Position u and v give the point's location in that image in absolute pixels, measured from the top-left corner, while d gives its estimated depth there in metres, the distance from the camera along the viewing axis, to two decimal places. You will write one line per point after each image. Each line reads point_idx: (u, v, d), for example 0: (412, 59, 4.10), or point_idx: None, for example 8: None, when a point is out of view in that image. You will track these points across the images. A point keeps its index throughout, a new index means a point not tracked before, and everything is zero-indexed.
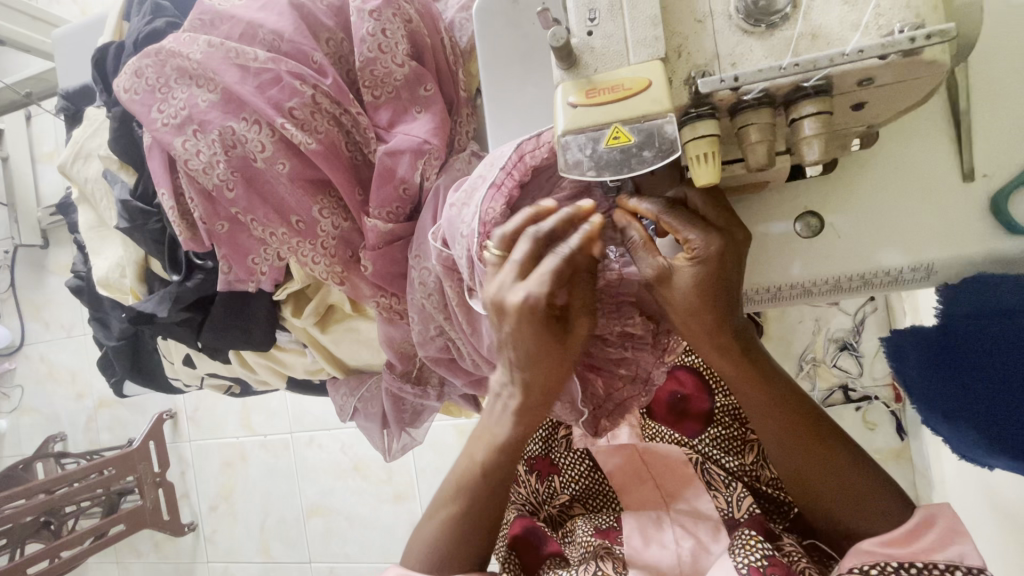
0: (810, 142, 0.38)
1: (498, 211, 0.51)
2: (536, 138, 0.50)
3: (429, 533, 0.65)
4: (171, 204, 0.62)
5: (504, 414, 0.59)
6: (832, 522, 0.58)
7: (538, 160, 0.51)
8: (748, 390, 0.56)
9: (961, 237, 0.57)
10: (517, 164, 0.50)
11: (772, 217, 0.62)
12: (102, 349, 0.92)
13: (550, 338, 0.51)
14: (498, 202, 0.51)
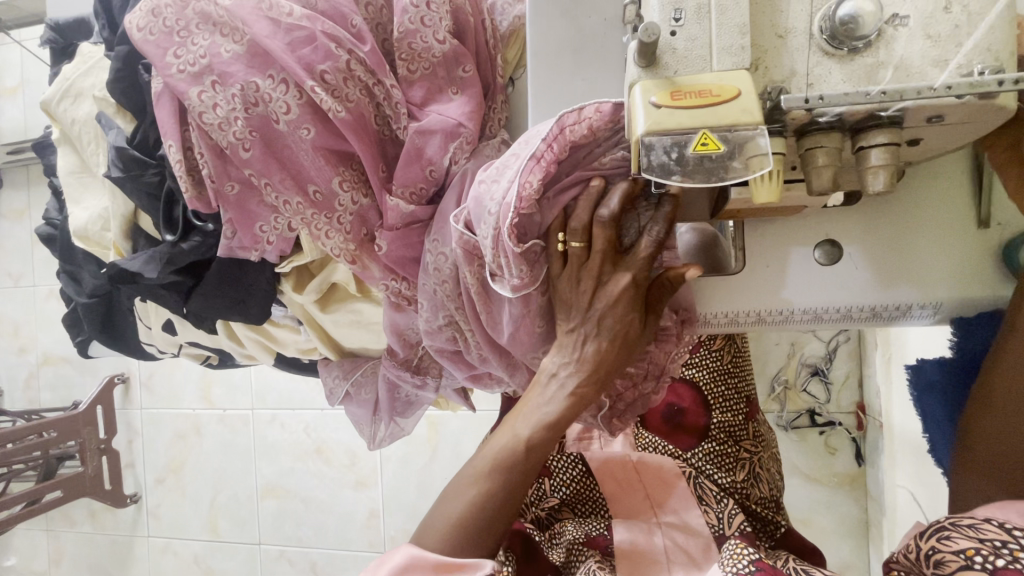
0: (876, 172, 0.38)
1: (536, 185, 0.47)
2: (578, 111, 0.47)
3: (430, 514, 0.59)
4: (177, 157, 0.57)
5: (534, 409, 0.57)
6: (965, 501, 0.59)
7: (578, 136, 0.47)
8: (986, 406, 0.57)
9: (970, 280, 0.60)
10: (556, 137, 0.47)
11: (793, 241, 0.62)
12: (70, 304, 0.85)
13: None
14: (536, 175, 0.47)
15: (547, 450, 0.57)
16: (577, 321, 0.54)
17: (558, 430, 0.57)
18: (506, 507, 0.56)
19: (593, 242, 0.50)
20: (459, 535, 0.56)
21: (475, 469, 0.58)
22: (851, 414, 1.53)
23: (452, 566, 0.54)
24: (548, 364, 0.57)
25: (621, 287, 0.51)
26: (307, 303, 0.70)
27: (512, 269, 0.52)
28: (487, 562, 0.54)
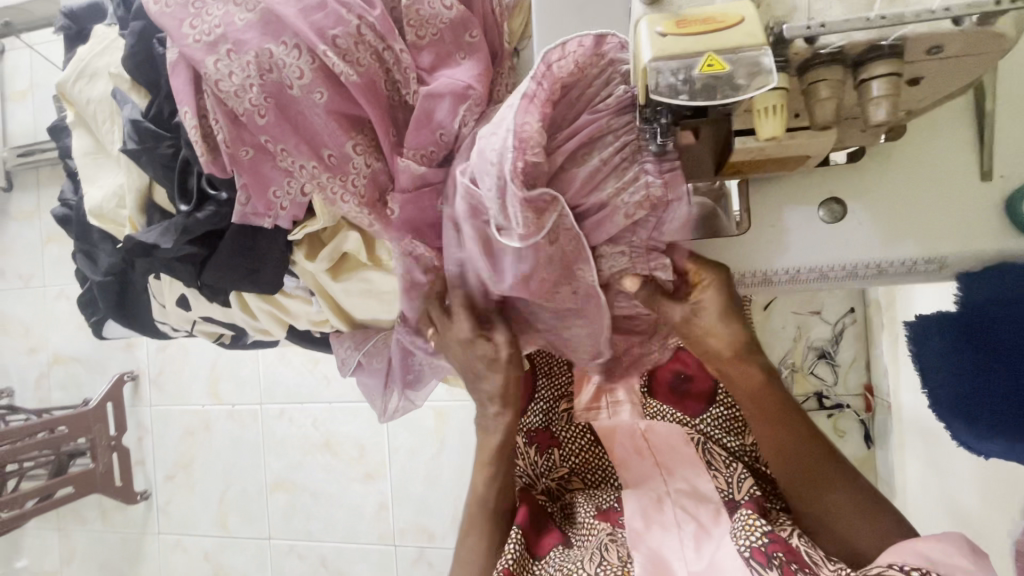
0: (878, 103, 0.39)
1: (534, 124, 0.48)
2: (561, 48, 0.48)
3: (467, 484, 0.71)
4: (193, 123, 0.59)
5: None
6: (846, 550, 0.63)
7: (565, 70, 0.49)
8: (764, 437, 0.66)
9: (978, 232, 0.59)
10: (545, 75, 0.48)
11: (797, 200, 0.63)
12: (85, 284, 0.86)
13: None
14: (533, 114, 0.48)
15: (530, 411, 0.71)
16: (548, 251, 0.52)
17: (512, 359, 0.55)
18: None
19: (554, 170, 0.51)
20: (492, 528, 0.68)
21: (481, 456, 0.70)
22: (858, 396, 1.52)
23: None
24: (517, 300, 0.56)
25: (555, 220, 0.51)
26: (319, 272, 0.71)
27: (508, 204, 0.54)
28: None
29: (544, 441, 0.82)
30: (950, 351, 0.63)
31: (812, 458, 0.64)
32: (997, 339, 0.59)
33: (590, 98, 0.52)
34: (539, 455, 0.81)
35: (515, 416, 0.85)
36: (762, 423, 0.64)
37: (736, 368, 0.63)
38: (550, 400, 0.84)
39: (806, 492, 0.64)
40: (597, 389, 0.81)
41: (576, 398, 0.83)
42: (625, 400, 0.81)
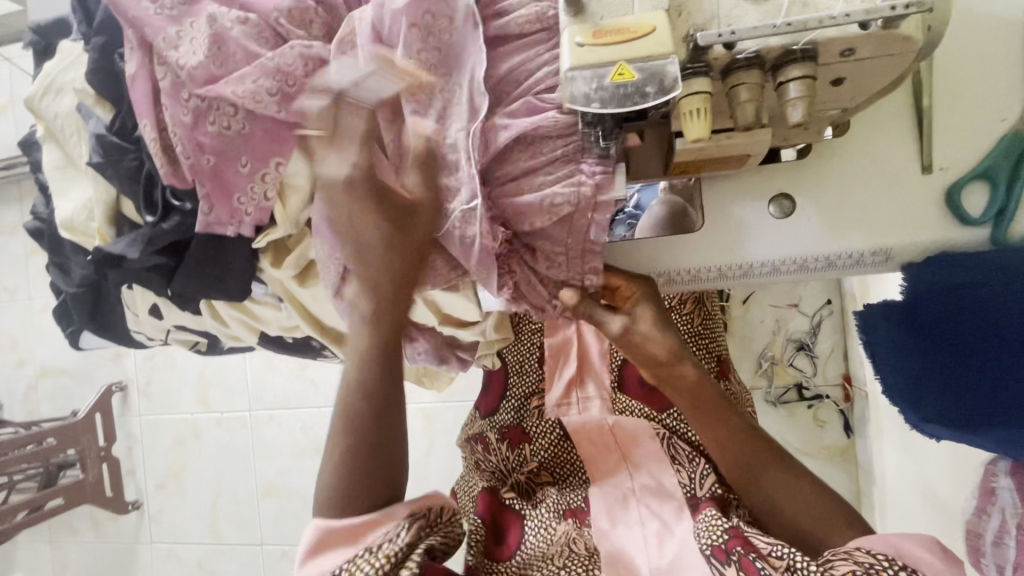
0: (795, 103, 0.40)
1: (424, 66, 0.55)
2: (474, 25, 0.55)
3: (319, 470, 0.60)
4: (153, 134, 0.60)
5: None
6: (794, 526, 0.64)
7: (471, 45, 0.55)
8: (715, 423, 0.68)
9: (918, 225, 0.62)
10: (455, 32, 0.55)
11: (748, 197, 0.65)
12: (59, 296, 0.87)
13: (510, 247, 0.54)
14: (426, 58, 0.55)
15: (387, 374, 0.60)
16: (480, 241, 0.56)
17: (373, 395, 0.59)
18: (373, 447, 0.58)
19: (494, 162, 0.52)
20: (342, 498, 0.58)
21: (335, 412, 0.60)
22: (837, 386, 1.55)
23: (366, 525, 0.57)
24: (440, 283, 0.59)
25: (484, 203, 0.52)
26: (286, 278, 0.72)
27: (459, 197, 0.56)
28: (401, 507, 0.59)
29: (516, 437, 0.83)
30: (893, 337, 0.62)
31: (736, 439, 0.67)
32: (939, 324, 0.59)
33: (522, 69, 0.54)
34: (510, 451, 0.82)
35: (487, 414, 0.89)
36: (698, 417, 0.69)
37: (666, 370, 0.68)
38: (523, 397, 0.86)
39: (747, 482, 0.67)
40: (568, 382, 0.86)
41: (548, 395, 0.86)
42: (594, 396, 0.86)
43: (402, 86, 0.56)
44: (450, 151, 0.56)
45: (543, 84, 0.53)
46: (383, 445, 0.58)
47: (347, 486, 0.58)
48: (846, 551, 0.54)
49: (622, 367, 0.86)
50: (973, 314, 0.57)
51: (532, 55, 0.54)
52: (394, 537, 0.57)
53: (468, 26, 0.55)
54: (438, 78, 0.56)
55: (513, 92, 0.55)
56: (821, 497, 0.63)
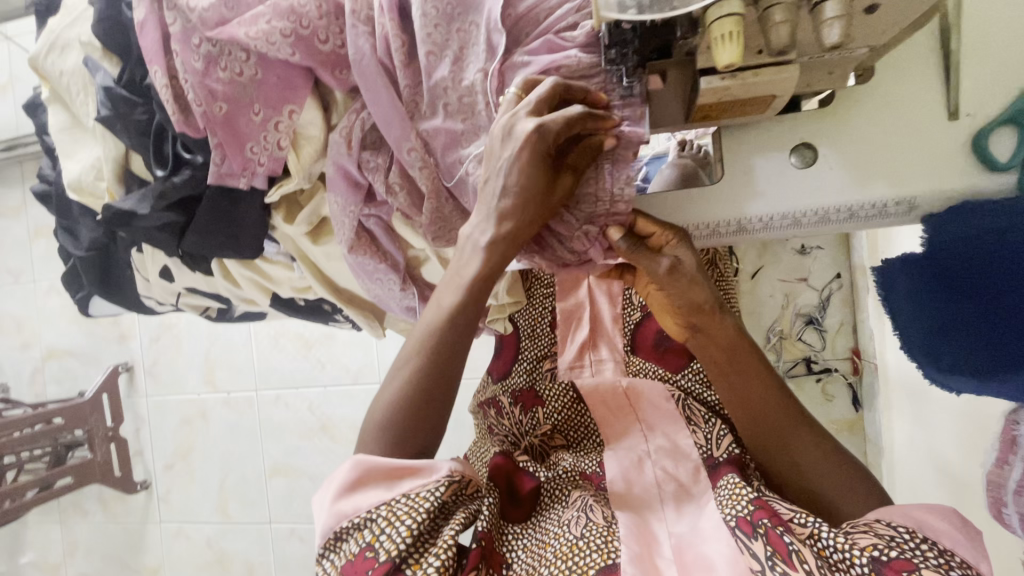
0: (832, 24, 0.39)
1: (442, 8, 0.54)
2: None
3: (381, 387, 0.60)
4: (164, 82, 0.59)
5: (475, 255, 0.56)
6: (808, 488, 0.67)
7: None
8: (751, 378, 0.68)
9: (942, 173, 0.61)
10: None
11: (768, 149, 0.64)
12: (68, 261, 0.87)
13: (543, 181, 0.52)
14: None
15: (469, 316, 0.57)
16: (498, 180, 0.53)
17: (478, 296, 0.57)
18: (435, 373, 0.58)
19: (534, 91, 0.50)
20: (391, 433, 0.58)
21: (408, 346, 0.59)
22: (846, 360, 1.54)
23: (403, 471, 0.56)
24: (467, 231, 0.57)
25: (525, 131, 0.49)
26: (298, 236, 0.71)
27: (478, 140, 0.56)
28: (440, 465, 0.58)
29: (528, 401, 0.82)
30: (915, 291, 0.61)
31: (756, 398, 0.68)
32: (960, 273, 0.57)
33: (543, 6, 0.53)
34: (523, 415, 0.82)
35: (499, 378, 0.87)
36: (725, 376, 0.68)
37: (702, 321, 0.65)
38: (534, 359, 0.85)
39: (769, 440, 0.68)
40: (582, 344, 0.84)
41: (560, 357, 0.84)
42: (608, 358, 0.85)
43: (420, 27, 0.54)
44: (469, 94, 0.55)
45: (564, 22, 0.52)
46: (449, 376, 0.58)
47: (404, 410, 0.58)
48: (866, 523, 0.56)
49: (637, 328, 0.84)
50: (998, 267, 0.55)
51: None
52: (432, 490, 0.55)
53: None
54: (456, 19, 0.55)
55: (533, 31, 0.54)
56: (837, 459, 0.67)
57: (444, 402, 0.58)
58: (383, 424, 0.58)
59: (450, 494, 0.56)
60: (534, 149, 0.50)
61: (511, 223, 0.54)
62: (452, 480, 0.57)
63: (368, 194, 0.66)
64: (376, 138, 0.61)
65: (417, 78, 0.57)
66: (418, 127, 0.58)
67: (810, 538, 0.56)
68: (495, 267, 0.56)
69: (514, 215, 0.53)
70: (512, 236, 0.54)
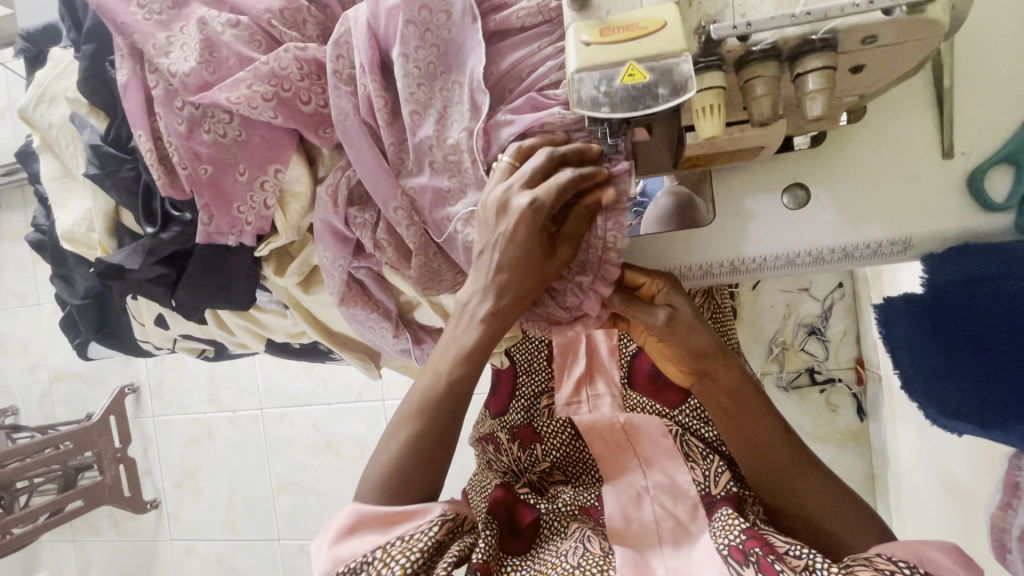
0: (814, 97, 0.38)
1: (424, 68, 0.53)
2: (473, 23, 0.52)
3: (377, 445, 0.60)
4: (148, 145, 0.59)
5: (471, 321, 0.55)
6: (810, 527, 0.67)
7: (471, 39, 0.53)
8: (757, 421, 0.66)
9: (938, 213, 0.59)
10: (465, 27, 0.53)
11: (760, 189, 0.63)
12: (65, 308, 0.87)
13: (536, 250, 0.51)
14: (423, 59, 0.53)
15: (469, 381, 0.57)
16: (489, 245, 0.52)
17: (482, 354, 0.56)
18: (432, 442, 0.57)
19: (529, 162, 0.49)
20: (392, 486, 0.58)
21: (404, 411, 0.58)
22: (850, 369, 1.53)
23: (399, 515, 0.57)
24: (465, 299, 0.56)
25: (519, 208, 0.48)
26: (290, 286, 0.71)
27: (465, 198, 0.56)
28: (434, 506, 0.58)
29: (527, 437, 0.82)
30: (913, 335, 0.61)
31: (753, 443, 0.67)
32: (954, 321, 0.57)
33: (524, 63, 0.52)
34: (522, 451, 0.82)
35: (496, 414, 0.87)
36: (733, 422, 0.66)
37: (708, 366, 0.64)
38: (534, 395, 0.85)
39: (776, 481, 0.67)
40: (578, 380, 0.86)
41: (558, 393, 0.85)
42: (605, 393, 0.85)
43: (402, 87, 0.54)
44: (454, 153, 0.54)
45: (547, 79, 0.51)
46: (445, 430, 0.57)
47: (404, 470, 0.57)
48: (866, 557, 0.55)
49: (632, 359, 0.84)
50: (988, 312, 0.55)
51: (534, 49, 0.51)
52: (427, 530, 0.56)
53: (466, 21, 0.53)
54: (438, 77, 0.54)
55: (516, 88, 0.53)
56: (841, 499, 0.66)
57: (442, 458, 0.58)
58: (384, 478, 0.58)
59: (445, 532, 0.58)
60: (526, 223, 0.49)
61: (493, 293, 0.53)
62: (445, 519, 0.58)
63: (357, 246, 0.65)
64: (362, 193, 0.61)
65: (402, 136, 0.56)
66: (403, 185, 0.57)
67: (805, 569, 0.56)
68: (495, 337, 0.55)
69: (489, 282, 0.53)
70: (496, 306, 0.53)
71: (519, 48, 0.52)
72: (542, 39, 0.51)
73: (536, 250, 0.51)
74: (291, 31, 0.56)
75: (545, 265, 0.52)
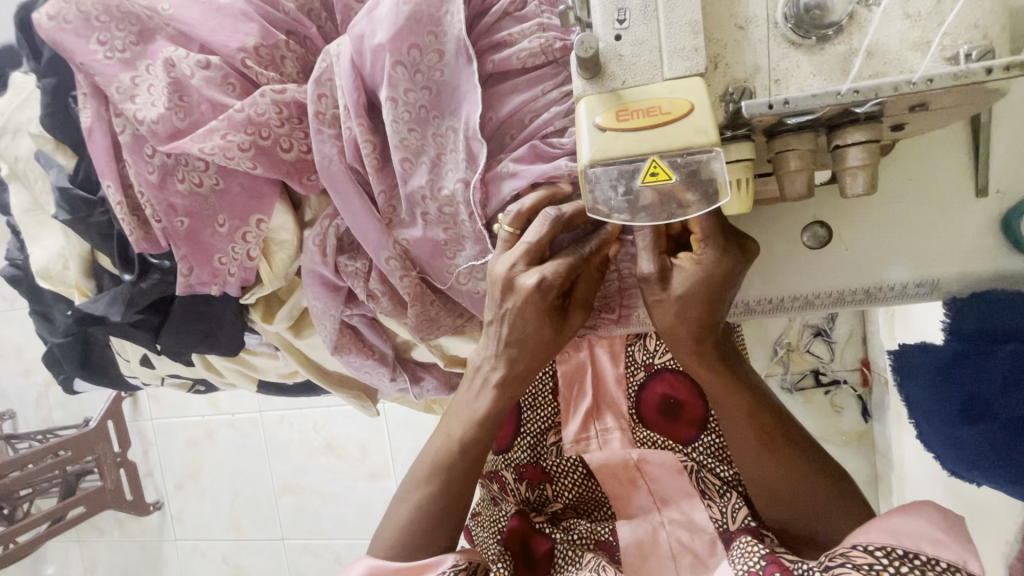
0: (854, 173, 0.34)
1: (414, 112, 0.49)
2: (467, 63, 0.47)
3: (388, 509, 0.58)
4: (118, 196, 0.54)
5: (484, 389, 0.52)
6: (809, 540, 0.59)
7: (466, 82, 0.48)
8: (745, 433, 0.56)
9: (968, 254, 0.51)
10: (458, 69, 0.48)
11: (779, 225, 0.54)
12: (47, 345, 0.83)
13: (549, 324, 0.47)
14: (414, 102, 0.48)
15: (483, 446, 0.54)
16: (494, 318, 0.48)
17: (490, 428, 0.54)
18: (441, 514, 0.54)
19: (529, 231, 0.45)
20: (409, 540, 0.55)
21: (417, 473, 0.57)
22: (855, 371, 1.49)
23: (411, 570, 0.53)
24: (479, 365, 0.53)
25: (526, 287, 0.44)
26: (280, 330, 0.67)
27: (463, 251, 0.52)
28: (446, 556, 0.54)
29: (535, 477, 0.75)
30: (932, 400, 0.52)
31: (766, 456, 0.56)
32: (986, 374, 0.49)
33: (525, 108, 0.47)
34: (530, 492, 0.75)
35: (499, 450, 0.78)
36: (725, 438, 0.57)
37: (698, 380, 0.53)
38: (539, 431, 0.77)
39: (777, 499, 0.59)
40: (586, 415, 0.78)
41: (565, 429, 0.77)
42: (614, 426, 0.77)
43: (391, 133, 0.49)
44: (450, 204, 0.50)
45: (551, 126, 0.46)
46: (456, 499, 0.55)
47: (416, 536, 0.55)
48: (842, 553, 0.48)
49: (641, 389, 0.76)
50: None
51: (537, 93, 0.47)
52: None
53: (460, 61, 0.48)
54: (430, 122, 0.49)
55: (518, 135, 0.48)
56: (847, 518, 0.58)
57: (453, 528, 0.55)
58: (401, 532, 0.55)
59: None
60: (534, 303, 0.45)
61: (504, 361, 0.50)
62: (458, 569, 0.53)
63: (349, 293, 0.61)
64: (354, 240, 0.57)
65: (393, 183, 0.52)
66: (396, 235, 0.53)
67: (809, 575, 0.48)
68: (509, 404, 0.52)
69: (499, 352, 0.49)
70: (508, 375, 0.50)
71: (518, 91, 0.47)
72: (545, 83, 0.46)
73: (550, 326, 0.47)
74: (268, 72, 0.51)
75: (556, 339, 0.49)
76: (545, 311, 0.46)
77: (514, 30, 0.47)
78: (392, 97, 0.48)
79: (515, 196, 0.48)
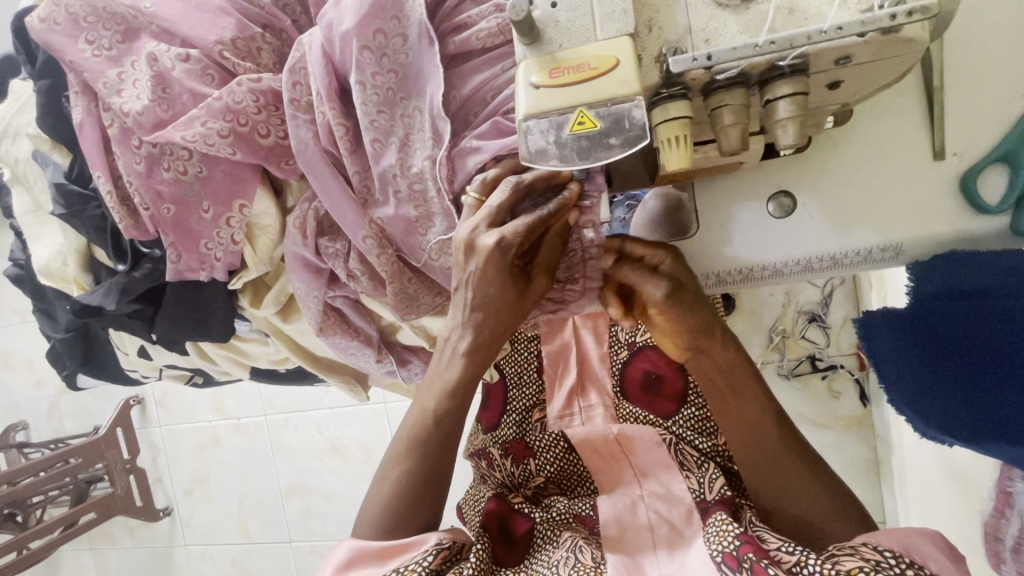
0: (785, 124, 0.36)
1: (382, 94, 0.51)
2: (429, 46, 0.50)
3: (369, 488, 0.59)
4: (108, 186, 0.57)
5: (455, 359, 0.54)
6: (793, 521, 0.59)
7: (429, 64, 0.50)
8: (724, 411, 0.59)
9: (929, 216, 0.49)
10: (423, 52, 0.50)
11: (743, 194, 0.53)
12: (50, 342, 0.87)
13: (511, 286, 0.49)
14: (381, 85, 0.51)
15: (457, 416, 0.56)
16: (459, 286, 0.50)
17: (464, 399, 0.56)
18: (422, 483, 0.57)
19: (493, 197, 0.47)
20: (391, 516, 0.57)
21: (396, 448, 0.58)
22: (851, 356, 1.45)
23: (394, 549, 0.55)
24: (449, 338, 0.54)
25: (485, 247, 0.46)
26: (269, 316, 0.69)
27: (435, 228, 0.54)
28: (429, 536, 0.56)
29: (519, 451, 0.76)
30: (898, 352, 0.53)
31: (757, 448, 0.59)
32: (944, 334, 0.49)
33: (486, 86, 0.50)
34: (515, 467, 0.76)
35: (489, 429, 0.82)
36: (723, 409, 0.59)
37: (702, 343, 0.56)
38: (524, 409, 0.80)
39: (767, 478, 0.59)
40: (570, 391, 0.80)
41: (549, 406, 0.80)
42: (597, 403, 0.79)
43: (361, 115, 0.51)
44: (419, 181, 0.52)
45: (511, 102, 0.49)
46: (433, 472, 0.57)
47: (398, 511, 0.57)
48: (850, 548, 0.50)
49: (624, 367, 0.78)
50: (983, 333, 0.47)
51: (497, 71, 0.49)
52: (421, 561, 0.53)
53: (423, 44, 0.50)
54: (398, 104, 0.52)
55: (480, 113, 0.50)
56: (828, 500, 0.59)
57: (433, 500, 0.57)
58: (384, 507, 0.57)
59: (440, 562, 0.54)
60: (495, 263, 0.47)
61: (473, 331, 0.52)
62: (440, 548, 0.55)
63: (332, 275, 0.64)
64: (333, 223, 0.59)
65: (367, 165, 0.54)
66: (371, 215, 0.55)
67: (796, 567, 0.50)
68: (482, 373, 0.54)
69: (467, 321, 0.51)
70: (477, 344, 0.52)
71: (479, 70, 0.50)
72: (503, 60, 0.48)
73: (513, 294, 0.50)
74: (245, 62, 0.54)
75: (519, 303, 0.51)
76: (505, 273, 0.48)
77: (473, 12, 0.49)
78: (361, 81, 0.50)
79: (480, 171, 0.51)
